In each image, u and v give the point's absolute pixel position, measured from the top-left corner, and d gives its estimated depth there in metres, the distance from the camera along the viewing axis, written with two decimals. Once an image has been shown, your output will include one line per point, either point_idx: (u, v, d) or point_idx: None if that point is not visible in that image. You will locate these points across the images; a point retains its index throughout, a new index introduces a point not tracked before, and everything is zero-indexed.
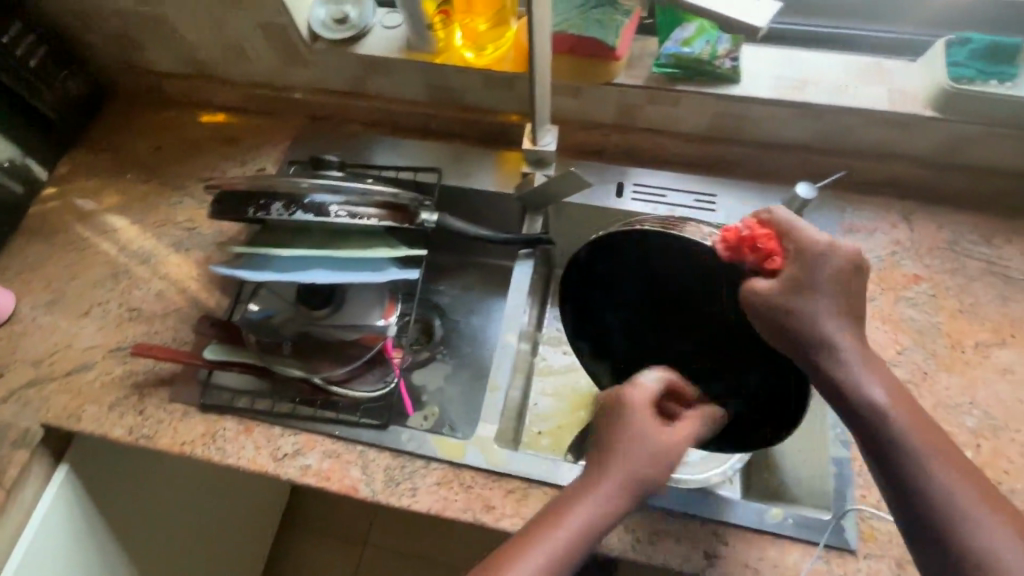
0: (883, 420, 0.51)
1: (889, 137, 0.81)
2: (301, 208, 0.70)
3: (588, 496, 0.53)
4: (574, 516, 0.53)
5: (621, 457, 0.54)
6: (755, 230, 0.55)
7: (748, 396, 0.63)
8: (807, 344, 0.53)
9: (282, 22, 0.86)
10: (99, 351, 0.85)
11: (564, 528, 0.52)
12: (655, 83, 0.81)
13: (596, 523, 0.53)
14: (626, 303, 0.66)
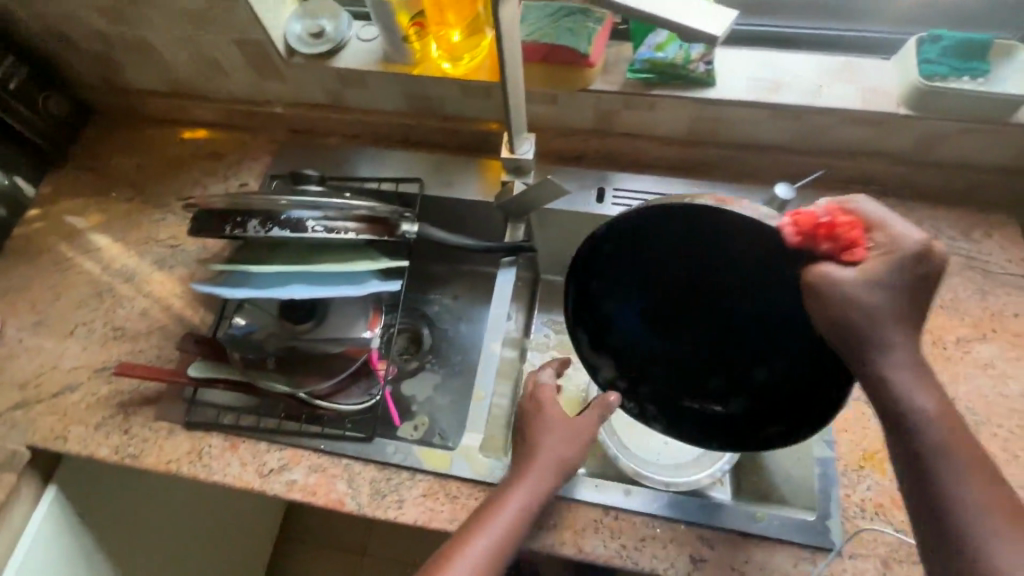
0: (919, 427, 0.49)
1: (865, 135, 0.81)
2: (278, 224, 0.70)
3: (520, 484, 0.64)
4: (509, 504, 0.62)
5: (541, 449, 0.66)
6: (836, 216, 0.48)
7: (750, 393, 0.61)
8: (857, 336, 0.49)
9: (258, 38, 0.87)
10: (84, 370, 0.85)
11: (505, 510, 0.62)
12: (630, 88, 0.81)
13: (529, 507, 0.62)
14: (637, 291, 0.61)
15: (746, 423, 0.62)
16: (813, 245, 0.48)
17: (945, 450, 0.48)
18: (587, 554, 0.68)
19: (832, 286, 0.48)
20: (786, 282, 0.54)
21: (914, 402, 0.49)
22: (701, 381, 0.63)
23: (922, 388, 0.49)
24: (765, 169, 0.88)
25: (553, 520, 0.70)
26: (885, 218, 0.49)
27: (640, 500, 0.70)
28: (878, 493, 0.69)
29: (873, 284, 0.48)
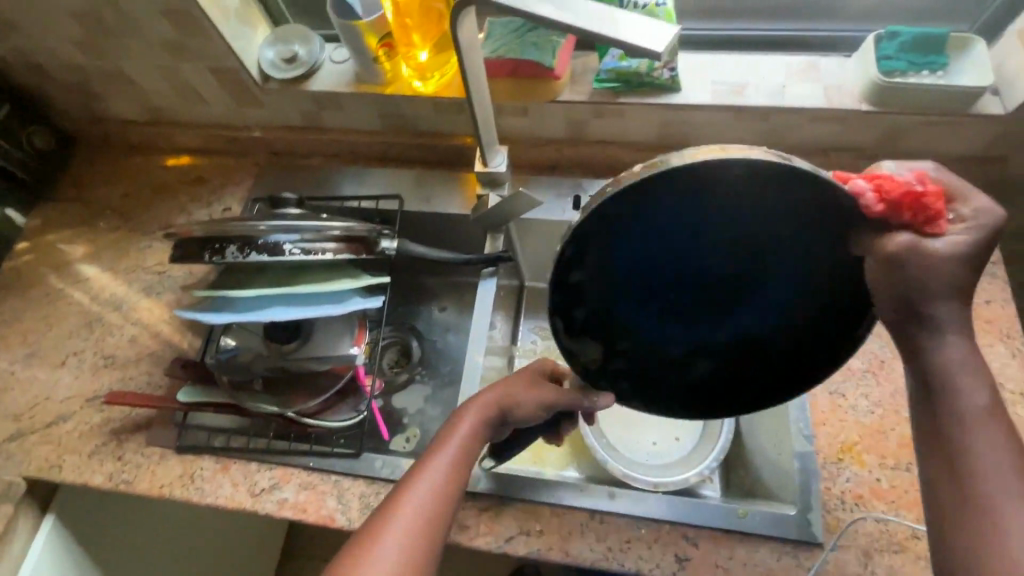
0: (958, 405, 0.44)
1: (832, 131, 0.83)
2: (255, 249, 0.72)
3: (455, 432, 0.60)
4: (446, 451, 0.58)
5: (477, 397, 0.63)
6: (924, 184, 0.43)
7: (726, 360, 0.56)
8: (914, 296, 0.44)
9: (232, 65, 0.89)
10: (76, 401, 0.86)
11: (441, 471, 0.57)
12: (597, 97, 0.83)
13: (466, 454, 0.59)
14: (636, 257, 0.50)
15: (724, 389, 0.58)
16: (894, 215, 0.43)
17: (983, 433, 0.44)
18: (574, 558, 0.69)
19: (908, 258, 0.43)
20: (814, 242, 0.47)
21: (959, 379, 0.45)
22: (678, 355, 0.56)
23: (973, 366, 0.45)
24: None
25: (539, 525, 0.71)
26: (962, 189, 0.45)
27: (624, 502, 0.71)
28: (858, 484, 0.70)
29: (946, 258, 0.43)
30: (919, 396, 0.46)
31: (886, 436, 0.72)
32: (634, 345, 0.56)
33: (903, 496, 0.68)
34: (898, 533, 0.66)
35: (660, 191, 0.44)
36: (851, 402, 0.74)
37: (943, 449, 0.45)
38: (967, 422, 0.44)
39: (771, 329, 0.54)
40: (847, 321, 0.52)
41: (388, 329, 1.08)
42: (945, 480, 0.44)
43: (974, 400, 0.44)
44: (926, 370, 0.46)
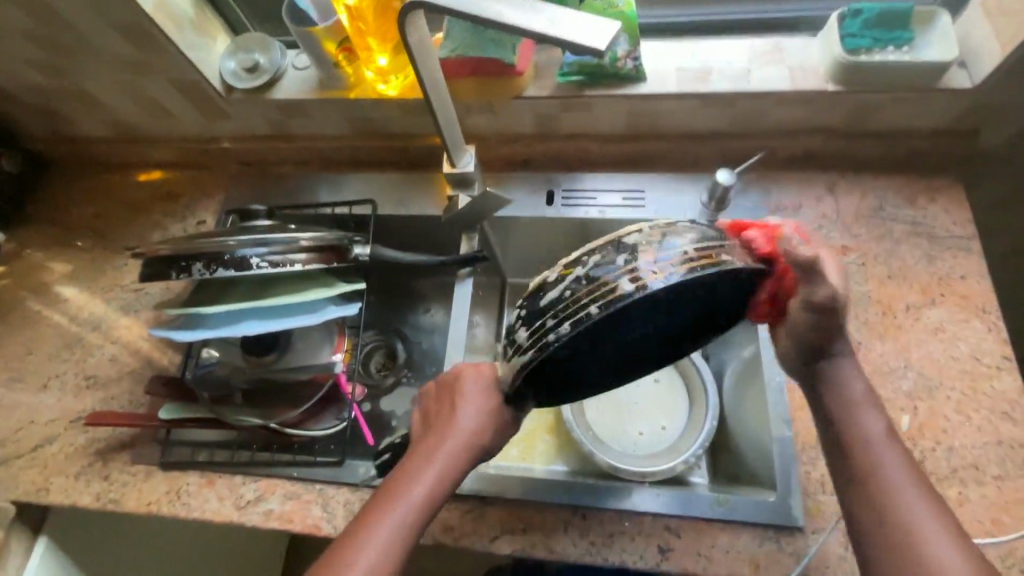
0: (859, 426, 0.56)
1: (800, 113, 0.82)
2: (222, 265, 0.71)
3: (425, 469, 0.58)
4: (414, 490, 0.56)
5: (450, 429, 0.59)
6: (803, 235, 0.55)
7: (599, 385, 0.64)
8: (812, 348, 0.57)
9: (193, 77, 0.88)
10: (60, 422, 0.86)
11: (406, 503, 0.56)
12: (562, 91, 0.82)
13: (435, 494, 0.57)
14: (637, 318, 0.54)
15: (587, 399, 0.65)
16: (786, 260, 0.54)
17: (881, 446, 0.54)
18: (559, 555, 0.70)
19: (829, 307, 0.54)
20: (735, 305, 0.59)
21: (858, 405, 0.56)
22: (586, 380, 0.62)
23: (862, 399, 0.57)
24: (710, 156, 0.89)
25: (524, 523, 0.72)
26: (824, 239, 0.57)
27: (606, 496, 0.72)
28: None
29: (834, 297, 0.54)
30: (830, 421, 0.57)
31: None
32: (574, 381, 0.61)
33: None
34: None
35: (696, 284, 0.52)
36: None
37: (853, 462, 0.54)
38: (867, 439, 0.55)
39: (641, 359, 0.63)
40: (681, 348, 0.64)
41: (372, 333, 1.08)
42: (849, 486, 0.54)
43: (872, 423, 0.56)
44: (830, 400, 0.58)
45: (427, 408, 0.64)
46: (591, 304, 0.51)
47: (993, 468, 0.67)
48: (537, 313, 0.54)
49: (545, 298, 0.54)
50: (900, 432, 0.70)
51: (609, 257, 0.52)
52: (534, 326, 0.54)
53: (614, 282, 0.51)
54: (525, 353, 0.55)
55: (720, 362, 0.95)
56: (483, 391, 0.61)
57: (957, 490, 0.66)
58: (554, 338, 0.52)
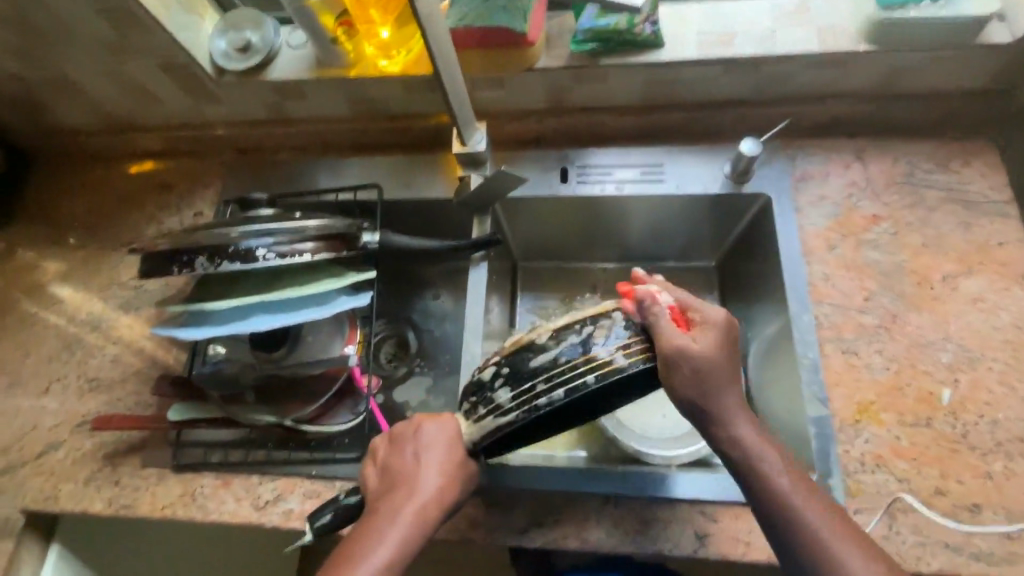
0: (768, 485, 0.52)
1: (828, 76, 0.78)
2: (227, 258, 0.67)
3: (389, 527, 0.55)
4: (377, 552, 0.54)
5: (414, 483, 0.58)
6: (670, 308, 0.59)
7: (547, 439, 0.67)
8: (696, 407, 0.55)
9: (182, 59, 0.83)
10: (65, 427, 0.83)
11: (372, 561, 0.53)
12: (577, 62, 0.78)
13: (402, 551, 0.55)
14: (612, 390, 0.59)
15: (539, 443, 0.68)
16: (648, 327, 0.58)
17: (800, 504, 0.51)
18: (591, 545, 0.68)
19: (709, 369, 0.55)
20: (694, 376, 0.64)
21: (762, 460, 0.53)
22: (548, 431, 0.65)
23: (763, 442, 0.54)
24: (731, 126, 0.85)
25: (554, 514, 0.70)
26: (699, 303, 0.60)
27: (637, 484, 0.69)
28: (878, 444, 0.67)
29: None
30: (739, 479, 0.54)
31: (903, 393, 0.69)
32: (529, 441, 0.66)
33: (924, 452, 0.66)
34: (921, 490, 0.64)
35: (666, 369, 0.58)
36: (865, 360, 0.71)
37: (773, 524, 0.52)
38: (781, 499, 0.52)
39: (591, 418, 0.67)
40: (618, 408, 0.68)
41: (382, 323, 1.04)
42: (781, 550, 0.52)
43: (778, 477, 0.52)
44: (731, 454, 0.54)
45: (383, 462, 0.61)
46: (582, 374, 0.57)
47: None
48: (522, 375, 0.59)
49: (533, 362, 0.59)
50: (941, 407, 0.68)
51: (597, 330, 0.58)
52: (518, 388, 0.59)
53: (606, 356, 0.57)
54: (507, 413, 0.59)
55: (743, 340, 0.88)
56: (446, 442, 0.61)
57: (1003, 464, 0.64)
58: (541, 402, 0.57)
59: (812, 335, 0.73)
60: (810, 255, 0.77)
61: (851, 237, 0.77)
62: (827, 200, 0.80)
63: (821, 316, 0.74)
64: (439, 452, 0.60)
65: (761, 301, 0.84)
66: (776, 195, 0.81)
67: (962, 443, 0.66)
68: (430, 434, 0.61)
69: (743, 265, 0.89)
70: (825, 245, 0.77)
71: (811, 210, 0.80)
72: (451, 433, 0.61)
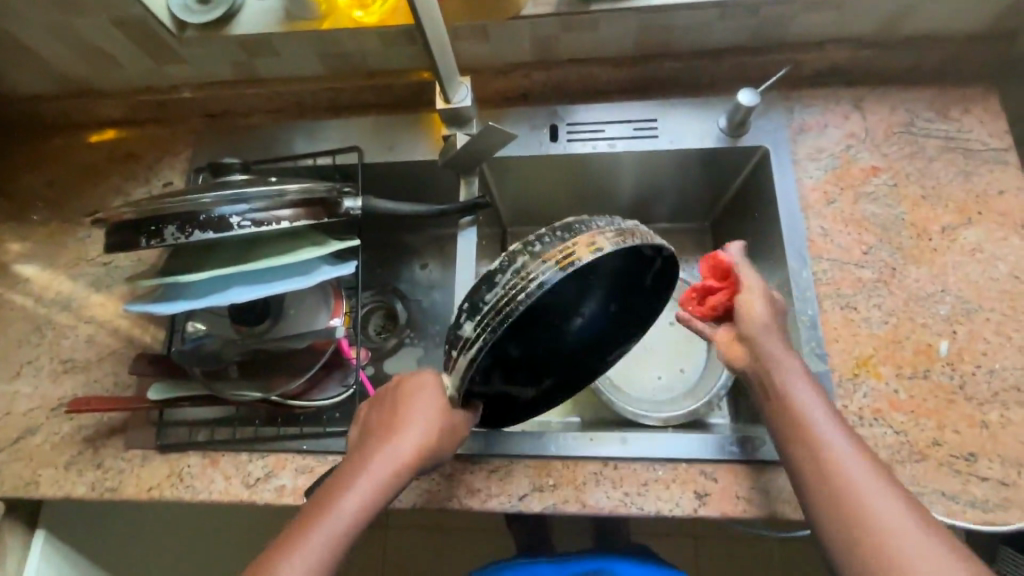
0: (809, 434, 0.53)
1: (828, 20, 0.76)
2: (199, 227, 0.63)
3: (364, 473, 0.55)
4: (349, 495, 0.54)
5: (391, 432, 0.58)
6: None
7: (544, 373, 0.67)
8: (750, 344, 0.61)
9: (138, 13, 0.77)
10: (41, 411, 0.79)
11: (342, 504, 0.54)
12: (566, 8, 0.74)
13: (374, 497, 0.54)
14: (586, 288, 0.62)
15: (538, 382, 0.67)
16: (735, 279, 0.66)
17: (828, 440, 0.52)
18: (592, 508, 0.67)
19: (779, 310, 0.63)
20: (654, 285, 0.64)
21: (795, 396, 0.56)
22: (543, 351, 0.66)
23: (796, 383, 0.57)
24: (727, 77, 0.82)
25: (553, 479, 0.69)
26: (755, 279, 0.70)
27: (639, 447, 0.69)
28: (876, 398, 0.66)
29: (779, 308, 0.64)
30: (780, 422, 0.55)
31: (901, 346, 0.68)
32: (528, 374, 0.66)
33: (921, 404, 0.66)
34: (919, 442, 0.64)
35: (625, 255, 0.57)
36: (864, 314, 0.70)
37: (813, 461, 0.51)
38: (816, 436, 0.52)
39: (583, 342, 0.68)
40: (606, 341, 0.69)
41: (369, 293, 1.01)
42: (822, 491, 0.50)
43: (813, 414, 0.54)
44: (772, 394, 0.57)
45: (364, 416, 0.62)
46: (541, 275, 0.52)
47: None
48: (479, 302, 0.54)
49: (488, 285, 0.54)
50: (939, 358, 0.67)
51: (554, 232, 0.54)
52: (478, 314, 0.54)
53: (565, 251, 0.52)
54: (474, 344, 0.53)
55: None
56: (427, 392, 0.59)
57: (999, 412, 0.64)
58: (501, 316, 0.52)
59: (812, 291, 0.71)
60: (808, 210, 0.75)
61: (850, 190, 0.75)
62: (825, 152, 0.78)
63: (820, 272, 0.72)
64: (416, 401, 0.59)
65: (757, 259, 0.82)
66: (773, 147, 0.78)
67: (959, 394, 0.65)
68: (410, 382, 0.60)
69: (738, 223, 0.87)
70: (824, 199, 0.75)
71: (808, 163, 0.77)
72: (428, 379, 0.60)
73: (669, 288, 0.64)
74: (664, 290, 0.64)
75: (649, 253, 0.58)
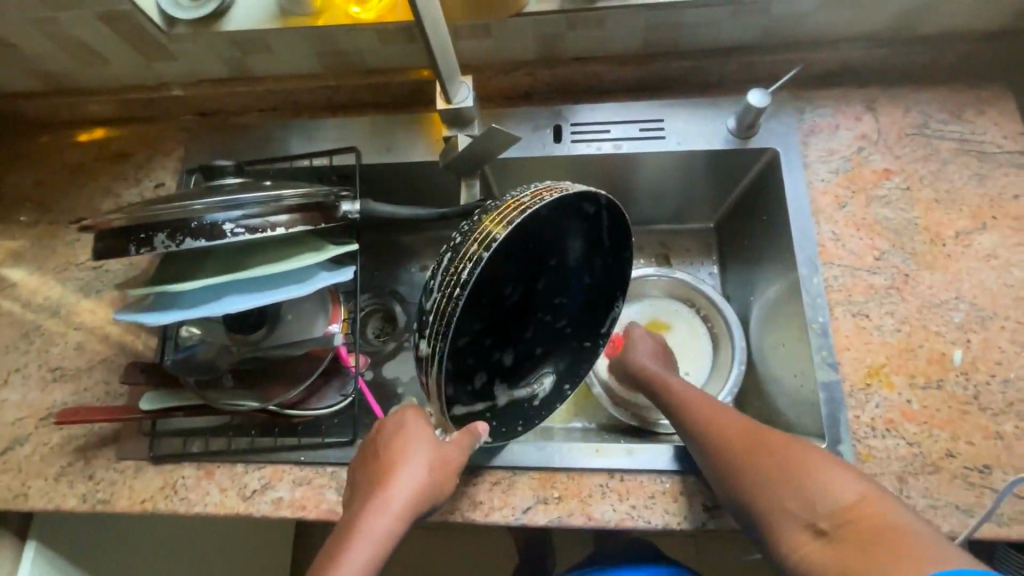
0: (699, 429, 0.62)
1: (840, 18, 0.74)
2: (190, 234, 0.60)
3: (364, 529, 0.52)
4: (351, 554, 0.50)
5: (386, 478, 0.55)
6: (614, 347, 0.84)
7: (546, 359, 0.67)
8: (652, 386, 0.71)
9: (126, 9, 0.74)
10: (30, 421, 0.77)
11: (348, 561, 0.50)
12: (570, 5, 0.72)
13: (380, 548, 0.51)
14: (557, 267, 0.62)
15: (543, 372, 0.67)
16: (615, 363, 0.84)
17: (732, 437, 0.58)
18: (598, 521, 0.65)
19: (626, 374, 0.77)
20: (612, 252, 0.64)
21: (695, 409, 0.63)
22: (538, 339, 0.66)
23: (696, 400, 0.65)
24: (735, 76, 0.80)
25: (557, 491, 0.67)
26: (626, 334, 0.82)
27: (646, 459, 0.67)
28: (888, 409, 0.65)
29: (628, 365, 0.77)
30: (694, 439, 0.61)
31: (914, 354, 0.67)
32: (529, 361, 0.66)
33: (935, 415, 0.64)
34: (932, 454, 0.63)
35: (564, 216, 0.57)
36: (876, 321, 0.68)
37: (729, 461, 0.57)
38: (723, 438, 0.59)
39: (576, 325, 0.68)
40: (592, 327, 0.69)
41: (367, 296, 0.99)
42: (747, 486, 0.55)
43: (714, 418, 0.61)
44: (680, 416, 0.65)
45: (351, 475, 0.60)
46: (464, 264, 0.53)
47: None
48: (424, 314, 0.55)
49: (427, 298, 0.56)
50: (953, 368, 0.66)
51: (469, 225, 0.56)
52: (426, 329, 0.55)
53: (479, 237, 0.53)
54: (433, 357, 0.54)
55: (745, 304, 0.86)
56: (414, 432, 0.59)
57: (1014, 424, 0.63)
58: (445, 319, 0.53)
59: (823, 299, 0.70)
60: (819, 214, 0.73)
61: (862, 193, 0.73)
62: (837, 155, 0.76)
63: (831, 278, 0.70)
64: (404, 442, 0.58)
65: (764, 263, 0.80)
66: (783, 149, 0.76)
67: (973, 404, 0.64)
68: (390, 424, 0.60)
69: (744, 227, 0.86)
70: (835, 203, 0.73)
71: (819, 165, 0.75)
72: (411, 418, 0.60)
73: (625, 242, 0.63)
74: (623, 243, 0.64)
75: (588, 210, 0.58)
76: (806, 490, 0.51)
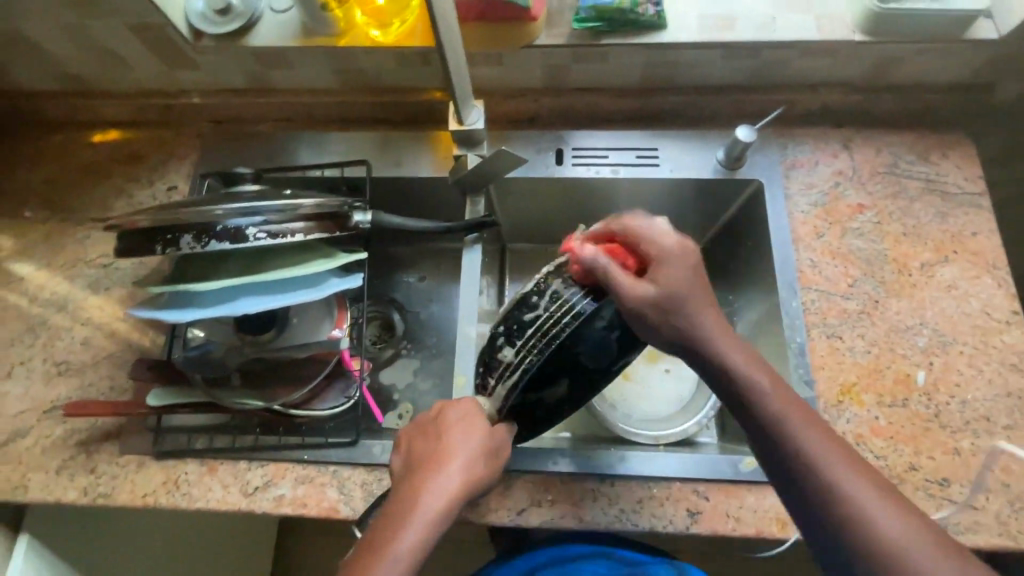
0: (743, 375, 0.55)
1: (822, 64, 0.81)
2: (215, 237, 0.63)
3: (417, 511, 0.55)
4: (407, 532, 0.54)
5: (441, 462, 0.59)
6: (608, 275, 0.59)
7: (559, 379, 0.65)
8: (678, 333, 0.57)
9: (156, 21, 0.77)
10: (33, 414, 0.78)
11: (404, 541, 0.53)
12: (577, 40, 0.77)
13: (433, 530, 0.55)
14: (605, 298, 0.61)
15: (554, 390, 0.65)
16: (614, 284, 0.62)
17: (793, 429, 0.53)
18: (588, 523, 0.69)
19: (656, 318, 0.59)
20: None
21: (749, 384, 0.55)
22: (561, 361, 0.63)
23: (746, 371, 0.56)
24: (727, 112, 0.86)
25: (551, 494, 0.71)
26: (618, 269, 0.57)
27: (633, 464, 0.71)
28: (858, 424, 0.70)
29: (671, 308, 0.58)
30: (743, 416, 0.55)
31: (882, 375, 0.72)
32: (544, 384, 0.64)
33: (900, 431, 0.70)
34: (896, 467, 0.68)
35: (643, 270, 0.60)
36: (848, 343, 0.74)
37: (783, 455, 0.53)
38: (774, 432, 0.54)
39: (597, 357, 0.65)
40: (615, 358, 0.66)
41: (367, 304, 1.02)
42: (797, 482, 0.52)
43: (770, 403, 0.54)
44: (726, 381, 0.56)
45: (407, 448, 0.62)
46: (576, 298, 0.62)
47: (1003, 419, 0.69)
48: (522, 325, 0.64)
49: (527, 313, 0.64)
50: (917, 388, 0.71)
51: None
52: (519, 339, 0.64)
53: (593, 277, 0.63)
54: (515, 368, 0.63)
55: None
56: (470, 421, 0.62)
57: (971, 441, 0.69)
58: (546, 339, 0.62)
59: (800, 320, 0.75)
60: (799, 242, 0.79)
61: (837, 225, 0.80)
62: (816, 188, 0.82)
63: (808, 301, 0.76)
64: (458, 430, 0.61)
65: (748, 284, 0.86)
66: (767, 181, 0.82)
67: (934, 421, 0.70)
68: (450, 411, 0.63)
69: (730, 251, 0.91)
70: (813, 232, 0.80)
71: (800, 197, 0.82)
72: (467, 407, 0.64)
73: None
74: None
75: None
76: (840, 491, 0.51)
